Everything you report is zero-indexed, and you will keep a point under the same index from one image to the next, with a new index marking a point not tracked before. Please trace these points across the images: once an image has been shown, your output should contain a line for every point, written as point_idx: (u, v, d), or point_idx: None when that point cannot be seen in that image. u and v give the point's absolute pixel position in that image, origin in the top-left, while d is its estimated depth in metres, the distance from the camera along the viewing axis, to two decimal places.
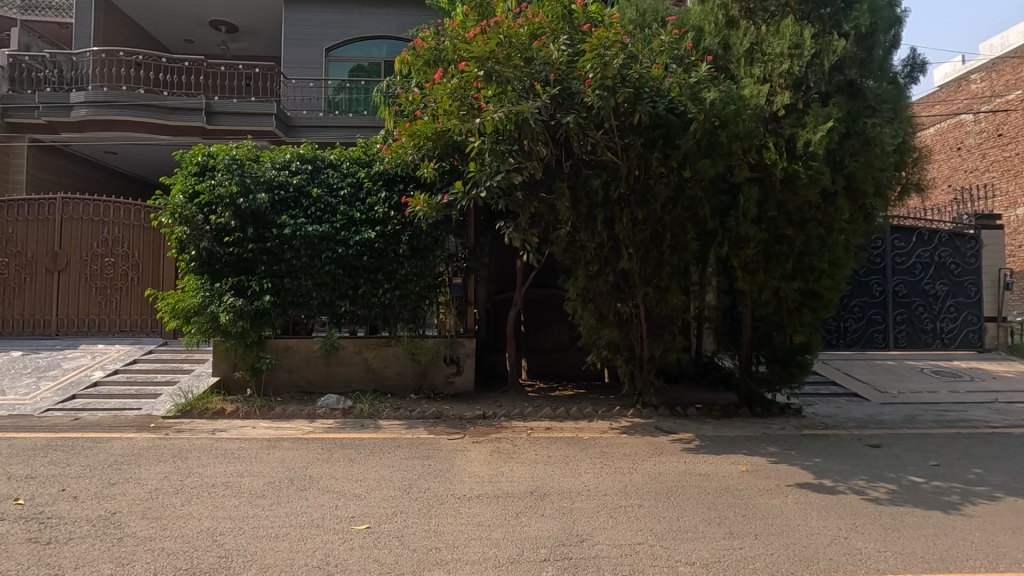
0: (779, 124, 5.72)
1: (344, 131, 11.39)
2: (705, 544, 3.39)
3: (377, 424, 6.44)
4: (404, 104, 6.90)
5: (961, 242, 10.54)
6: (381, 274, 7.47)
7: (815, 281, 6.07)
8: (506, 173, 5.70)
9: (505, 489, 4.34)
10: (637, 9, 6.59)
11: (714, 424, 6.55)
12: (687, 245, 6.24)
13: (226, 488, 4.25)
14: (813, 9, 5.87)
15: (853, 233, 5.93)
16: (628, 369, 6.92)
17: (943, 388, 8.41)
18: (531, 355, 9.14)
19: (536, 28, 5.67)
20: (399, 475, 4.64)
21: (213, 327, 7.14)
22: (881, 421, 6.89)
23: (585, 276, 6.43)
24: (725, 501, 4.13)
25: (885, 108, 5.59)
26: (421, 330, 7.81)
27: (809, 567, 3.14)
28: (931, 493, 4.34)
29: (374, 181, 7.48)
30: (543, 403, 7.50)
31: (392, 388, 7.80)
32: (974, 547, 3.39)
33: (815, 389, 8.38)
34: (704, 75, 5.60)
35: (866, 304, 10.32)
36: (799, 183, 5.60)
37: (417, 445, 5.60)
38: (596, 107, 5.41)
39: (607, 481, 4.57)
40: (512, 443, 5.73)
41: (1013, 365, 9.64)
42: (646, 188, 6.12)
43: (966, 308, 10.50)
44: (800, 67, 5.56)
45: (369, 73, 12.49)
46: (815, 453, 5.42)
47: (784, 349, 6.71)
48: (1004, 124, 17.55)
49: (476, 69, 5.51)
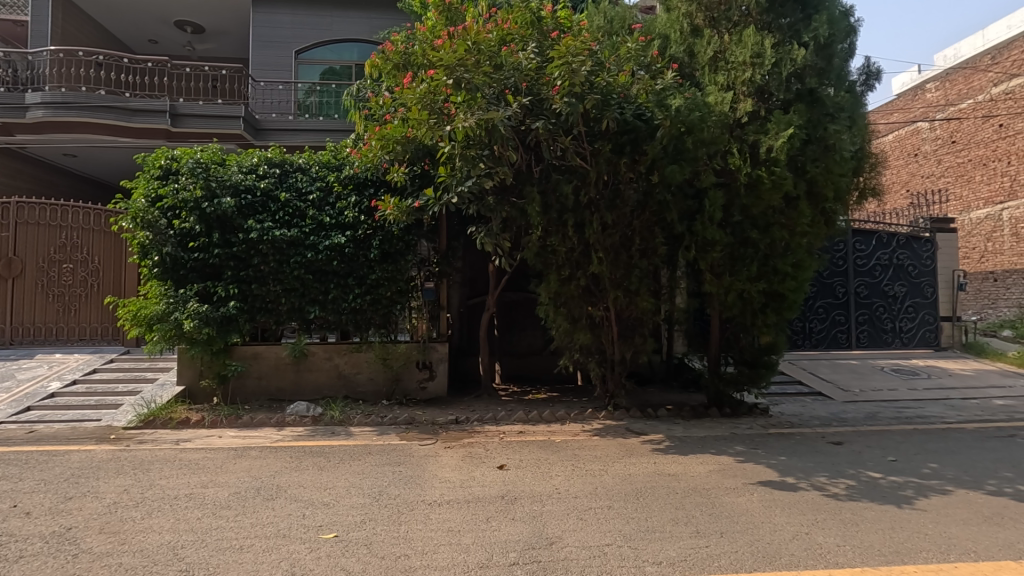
0: (743, 130, 5.85)
1: (314, 134, 11.26)
2: (672, 543, 3.45)
3: (347, 431, 6.37)
4: (374, 107, 6.86)
5: (917, 245, 10.97)
6: (352, 278, 7.38)
7: (779, 283, 6.23)
8: (476, 178, 5.70)
9: (477, 494, 4.34)
10: (605, 16, 6.65)
11: (684, 424, 6.66)
12: (656, 249, 6.36)
13: (190, 500, 4.13)
14: (774, 19, 6.05)
15: (814, 236, 6.11)
16: (600, 371, 7.00)
17: (902, 386, 8.72)
18: (505, 359, 9.14)
19: (505, 34, 5.72)
20: (369, 483, 4.59)
21: (177, 334, 6.98)
22: (843, 418, 7.11)
23: (557, 280, 6.47)
24: (693, 501, 4.20)
25: (843, 116, 5.80)
26: (393, 335, 7.78)
27: (771, 563, 3.21)
28: (888, 488, 4.48)
29: (344, 186, 7.40)
30: (516, 407, 7.53)
31: (363, 394, 7.73)
32: (928, 539, 3.52)
33: (782, 389, 8.59)
34: (670, 82, 5.67)
35: (829, 305, 10.62)
36: (763, 187, 5.76)
37: (388, 452, 5.55)
38: (564, 114, 5.43)
39: (578, 483, 4.61)
40: (484, 447, 5.73)
41: (967, 362, 10.06)
42: (615, 193, 6.21)
43: (923, 308, 10.91)
44: (762, 75, 5.71)
45: (341, 76, 12.37)
46: (780, 451, 5.55)
47: (750, 350, 6.88)
48: (957, 131, 18.33)
49: (444, 77, 5.49)
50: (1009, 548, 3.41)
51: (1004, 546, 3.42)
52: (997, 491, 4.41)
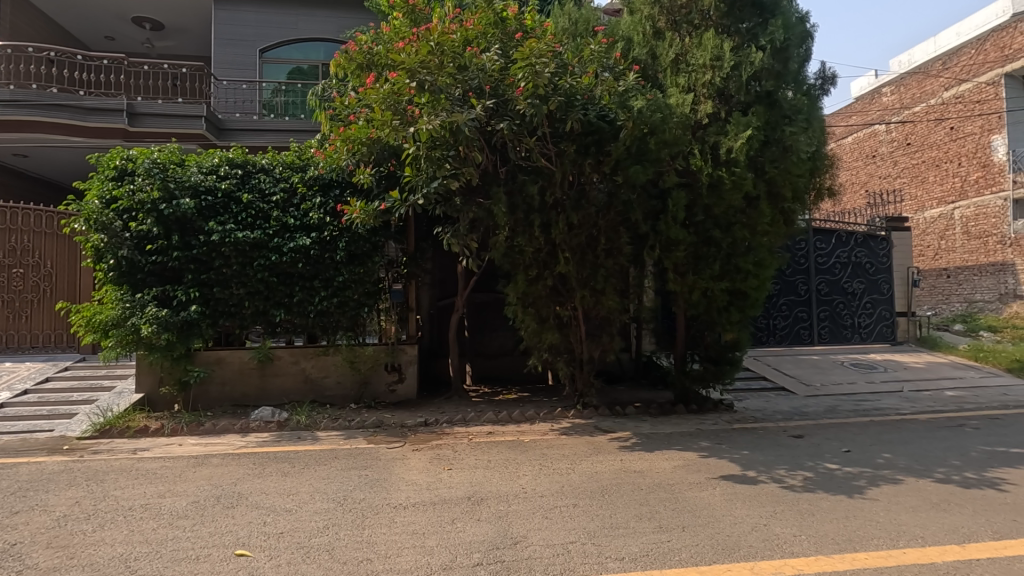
0: (704, 131, 5.98)
1: (278, 134, 11.07)
2: (635, 539, 3.49)
3: (314, 436, 6.28)
4: (339, 107, 6.78)
5: (874, 243, 11.36)
6: (317, 281, 7.25)
7: (741, 281, 6.38)
8: (442, 179, 5.67)
9: (443, 495, 4.32)
10: (570, 18, 6.72)
11: (651, 421, 6.75)
12: (621, 249, 6.41)
13: (145, 511, 4.01)
14: (733, 23, 6.19)
15: (774, 235, 6.27)
16: (569, 370, 7.06)
17: (861, 379, 9.02)
18: (475, 360, 9.15)
19: (469, 35, 5.70)
20: (334, 487, 4.53)
21: (135, 340, 6.78)
22: (805, 412, 7.31)
23: (525, 281, 6.49)
24: (657, 497, 4.26)
25: (800, 117, 5.96)
26: (361, 337, 7.67)
27: (730, 555, 3.27)
28: (843, 479, 4.63)
29: (309, 186, 7.29)
30: (486, 408, 7.53)
31: (332, 398, 7.64)
32: (879, 526, 3.65)
33: (747, 385, 8.80)
34: (632, 84, 5.76)
35: (792, 302, 10.90)
36: (723, 188, 5.90)
37: (355, 455, 5.48)
38: (528, 115, 5.45)
39: (545, 482, 4.63)
40: (453, 449, 5.70)
41: (922, 356, 10.47)
42: (580, 193, 6.24)
43: (880, 304, 11.32)
44: (721, 78, 5.86)
45: (307, 75, 12.19)
46: (744, 446, 5.68)
47: (715, 347, 7.02)
48: (912, 134, 19.08)
49: (407, 79, 5.47)
50: (954, 532, 3.55)
51: (950, 531, 3.56)
52: (945, 478, 4.61)
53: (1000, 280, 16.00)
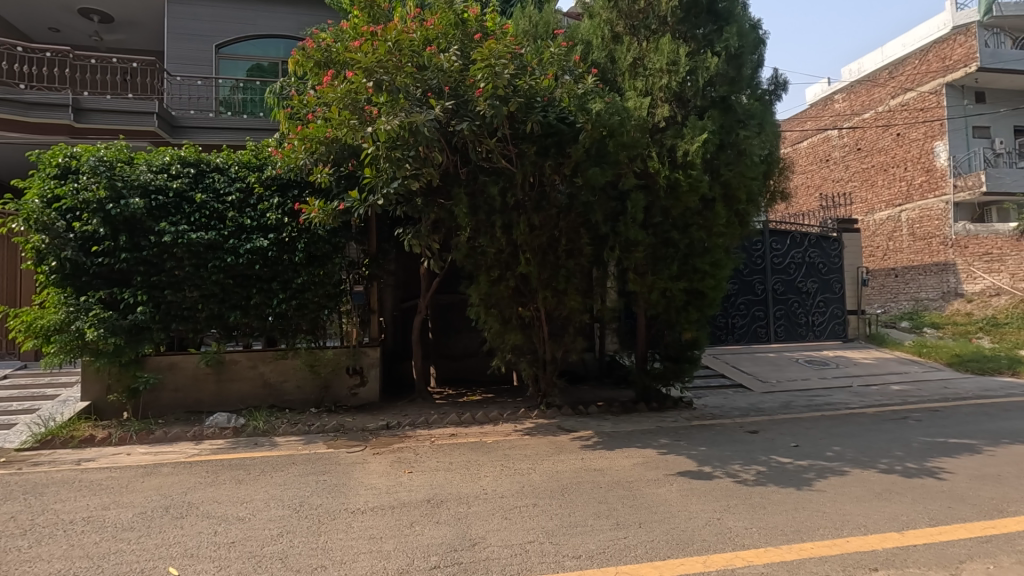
0: (662, 134, 6.11)
1: (234, 134, 10.76)
2: (593, 537, 3.53)
3: (272, 442, 6.13)
4: (297, 106, 6.66)
5: (826, 244, 11.80)
6: (276, 283, 7.08)
7: (699, 281, 6.53)
8: (402, 180, 5.60)
9: (402, 499, 4.27)
10: (530, 20, 6.78)
11: (614, 420, 6.84)
12: (582, 249, 6.47)
13: (87, 524, 3.84)
14: (689, 29, 6.33)
15: (730, 236, 6.44)
16: (532, 370, 7.10)
17: (814, 375, 9.36)
18: (440, 362, 9.14)
19: (429, 35, 5.67)
20: (290, 494, 4.42)
21: (80, 346, 6.48)
22: (761, 408, 7.52)
23: (487, 282, 6.50)
24: (616, 494, 4.32)
25: (753, 122, 6.15)
26: (321, 340, 7.52)
27: (684, 549, 3.34)
28: (794, 472, 4.79)
29: (266, 187, 7.12)
30: (450, 410, 7.49)
31: (291, 403, 7.47)
32: (825, 517, 3.79)
33: (706, 382, 9.01)
34: (591, 86, 5.84)
35: (749, 302, 11.22)
36: (680, 190, 6.03)
37: (314, 461, 5.37)
38: (488, 116, 5.44)
39: (506, 483, 4.64)
40: (414, 451, 5.65)
41: (870, 352, 10.93)
42: (541, 194, 6.27)
43: (833, 302, 11.77)
44: (677, 82, 5.99)
45: (268, 72, 11.90)
46: (701, 442, 5.82)
47: (675, 346, 7.17)
48: (862, 139, 19.93)
49: (365, 78, 5.41)
50: (895, 520, 3.72)
51: (891, 519, 3.73)
52: (888, 469, 4.82)
53: (943, 279, 16.67)
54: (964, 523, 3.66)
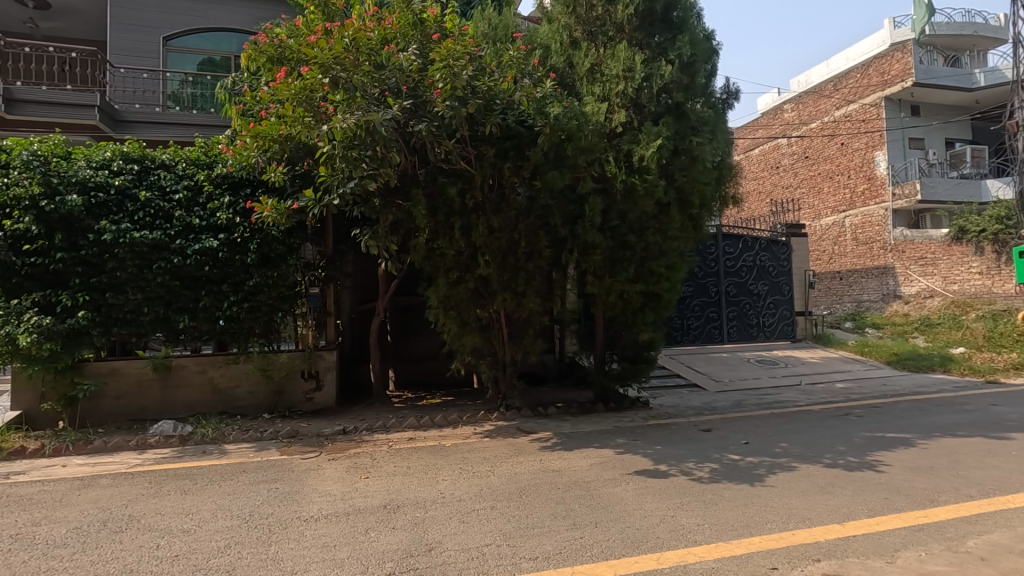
0: (618, 139, 6.23)
1: (182, 128, 10.39)
2: (549, 537, 3.55)
3: (221, 449, 5.90)
4: (250, 103, 6.46)
5: (776, 248, 12.26)
6: (226, 285, 6.83)
7: (654, 283, 6.67)
8: (359, 180, 5.50)
9: (357, 505, 4.19)
10: (490, 23, 6.79)
11: (572, 421, 6.91)
12: (541, 252, 6.50)
13: (15, 542, 3.60)
14: (644, 37, 6.47)
15: (684, 240, 6.61)
16: (492, 373, 7.10)
17: (764, 374, 9.71)
18: (399, 364, 9.06)
19: (387, 34, 5.60)
20: (239, 504, 4.27)
21: (10, 351, 6.08)
22: (714, 407, 7.74)
23: (446, 284, 6.49)
24: (573, 495, 4.35)
25: (706, 129, 6.33)
26: (275, 344, 7.30)
27: (638, 547, 3.40)
28: (745, 469, 4.95)
29: (217, 185, 6.87)
30: (408, 413, 7.39)
31: (242, 409, 7.23)
32: (773, 511, 3.93)
33: (662, 382, 9.22)
34: (550, 90, 5.89)
35: (704, 303, 11.55)
36: (636, 194, 6.15)
37: (266, 468, 5.21)
38: (447, 117, 5.41)
39: (464, 486, 4.61)
40: (371, 457, 5.55)
41: (817, 351, 11.41)
42: (500, 196, 6.27)
43: (782, 304, 12.22)
44: (633, 88, 6.11)
45: (220, 67, 11.52)
46: (657, 441, 5.94)
47: (632, 347, 7.30)
48: (810, 148, 20.86)
49: (321, 75, 5.30)
50: (837, 512, 3.89)
51: (833, 512, 3.89)
52: (831, 463, 5.04)
53: (882, 282, 17.61)
54: (899, 513, 3.85)
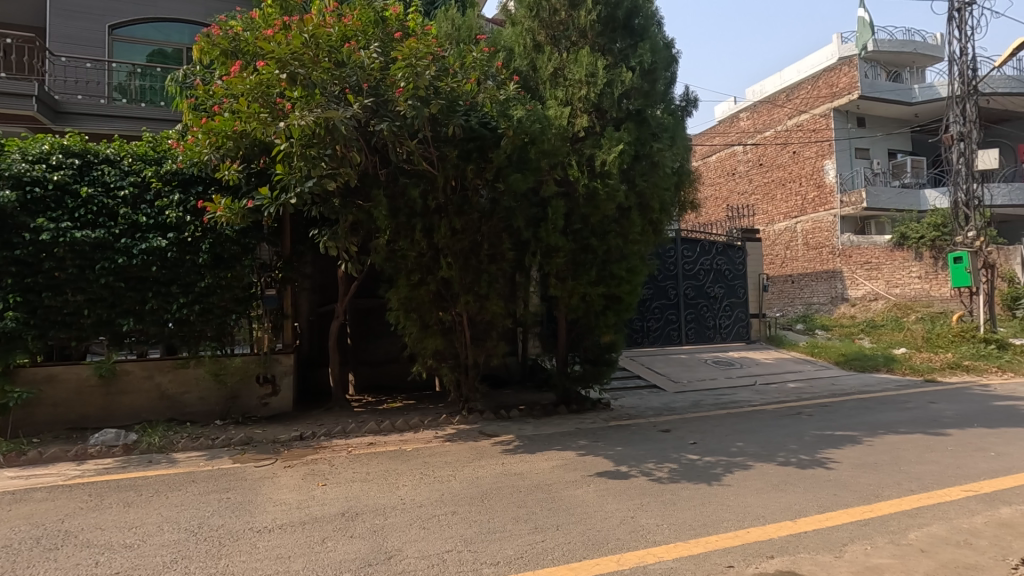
0: (581, 144, 6.28)
1: (128, 122, 9.91)
2: (511, 542, 3.53)
3: (170, 458, 5.64)
4: (202, 97, 6.21)
5: (732, 252, 12.62)
6: (175, 287, 6.54)
7: (616, 286, 6.76)
8: (318, 180, 5.35)
9: (314, 513, 4.07)
10: (453, 23, 6.74)
11: (535, 423, 6.91)
12: (504, 254, 6.48)
13: None
14: (607, 43, 6.55)
15: (645, 244, 6.72)
16: (454, 376, 7.04)
17: (720, 374, 9.99)
18: (359, 368, 8.90)
19: (347, 31, 5.49)
20: (187, 515, 4.08)
21: None
22: (673, 408, 7.90)
23: (407, 286, 6.42)
24: (535, 497, 4.35)
25: (665, 135, 6.46)
26: (228, 348, 7.04)
27: (599, 549, 3.41)
28: (703, 468, 5.05)
29: (166, 182, 6.58)
30: (368, 418, 7.25)
31: (193, 415, 6.93)
32: (729, 510, 4.02)
33: (623, 383, 9.35)
34: (513, 93, 5.90)
35: (663, 306, 11.80)
36: (599, 198, 6.21)
37: (217, 477, 5.00)
38: (409, 117, 5.33)
39: (425, 492, 4.54)
40: (329, 463, 5.41)
41: (770, 352, 11.80)
42: (463, 198, 6.22)
43: (737, 307, 12.59)
44: (595, 94, 6.18)
45: (170, 59, 10.89)
46: (617, 442, 6.00)
47: (594, 349, 7.37)
48: (764, 155, 21.63)
49: (278, 70, 5.12)
50: (789, 509, 4.01)
51: (786, 509, 4.01)
52: (784, 461, 5.20)
53: (831, 285, 18.36)
54: (847, 509, 4.01)
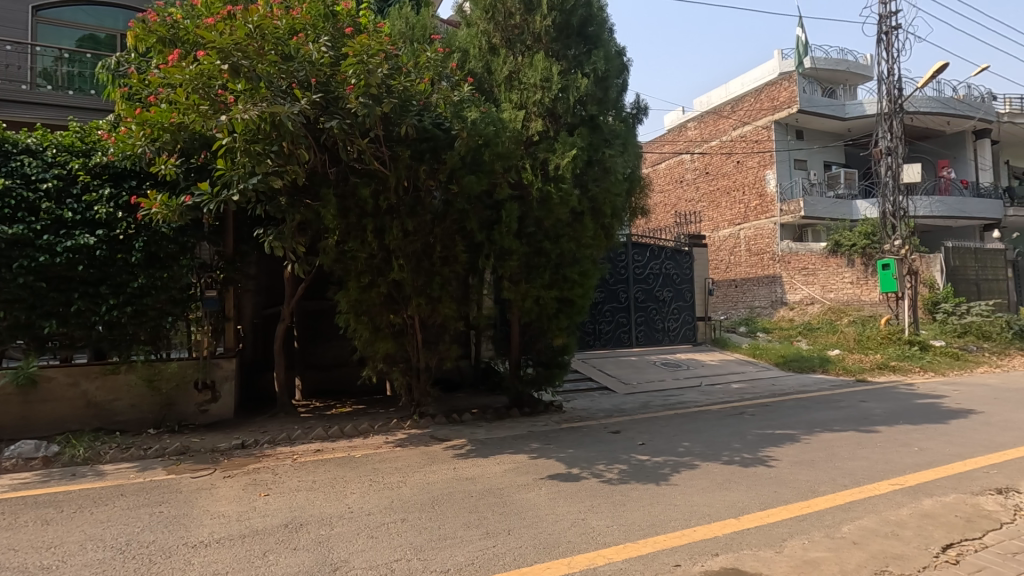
0: (535, 147, 6.30)
1: (54, 110, 9.24)
2: (462, 548, 3.48)
3: (96, 471, 5.27)
4: (136, 87, 5.87)
5: (680, 257, 13.00)
6: (105, 287, 6.13)
7: (568, 290, 6.82)
8: (263, 177, 5.12)
9: (254, 526, 3.88)
10: (407, 22, 6.64)
11: (487, 427, 6.88)
12: (457, 257, 6.41)
13: None
14: (561, 49, 6.60)
15: (597, 248, 6.80)
16: (405, 380, 6.92)
17: (669, 376, 10.27)
18: (305, 372, 8.63)
19: (296, 24, 5.33)
20: (114, 532, 3.81)
21: None
22: (623, 409, 8.04)
23: (357, 288, 6.25)
24: (487, 502, 4.31)
25: (617, 142, 6.56)
26: (163, 352, 6.65)
27: (550, 553, 3.42)
28: (652, 468, 5.16)
29: (95, 176, 6.18)
30: (316, 424, 7.02)
31: (123, 424, 6.51)
32: (676, 509, 4.12)
33: (575, 386, 9.46)
34: (467, 95, 5.87)
35: (614, 309, 12.01)
36: (552, 202, 6.25)
37: (148, 490, 4.70)
38: (360, 115, 5.19)
39: (373, 499, 4.41)
40: (273, 472, 5.19)
41: (715, 354, 12.23)
42: (416, 199, 6.11)
43: (685, 310, 12.97)
44: (549, 99, 6.23)
45: (103, 46, 10.33)
46: (569, 444, 6.05)
47: (547, 352, 7.41)
48: (710, 164, 22.50)
49: (219, 61, 4.90)
50: (733, 507, 4.14)
51: (730, 507, 4.14)
52: (728, 460, 5.38)
53: (771, 289, 19.26)
54: (786, 505, 4.17)
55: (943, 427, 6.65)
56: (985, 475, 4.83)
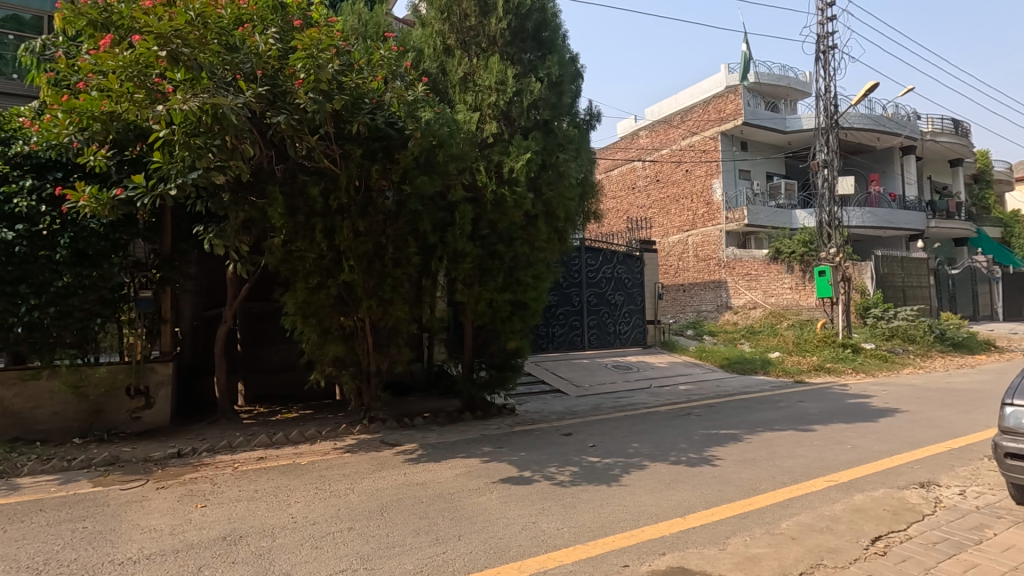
0: (489, 149, 6.27)
1: None
2: (411, 556, 3.41)
3: (11, 485, 4.86)
4: (64, 73, 5.50)
5: (631, 261, 13.28)
6: (25, 286, 5.69)
7: (522, 292, 6.81)
8: (204, 172, 4.88)
9: (190, 539, 3.68)
10: (359, 18, 6.51)
11: (439, 431, 6.79)
12: (409, 258, 6.29)
13: None
14: (516, 52, 6.60)
15: (550, 251, 6.83)
16: (355, 384, 6.74)
17: (619, 378, 10.45)
18: (249, 376, 8.28)
19: (241, 14, 5.14)
20: (31, 551, 3.52)
21: None
22: (575, 411, 8.11)
23: (305, 289, 6.04)
24: (437, 508, 4.25)
25: (570, 146, 6.60)
26: (90, 356, 6.21)
27: (500, 557, 3.39)
28: (603, 470, 5.21)
29: (16, 167, 5.80)
30: (259, 430, 6.73)
31: (45, 433, 6.07)
32: (626, 510, 4.17)
33: (528, 389, 9.48)
34: (421, 95, 5.80)
35: (567, 312, 12.13)
36: (506, 205, 6.28)
37: (71, 505, 4.38)
38: (309, 110, 5.01)
39: (319, 508, 4.27)
40: (212, 481, 4.94)
41: (664, 357, 12.55)
42: (367, 199, 5.98)
43: (635, 314, 13.26)
44: (504, 101, 6.22)
45: (27, 27, 9.23)
46: (521, 447, 6.04)
47: (500, 355, 7.38)
48: (660, 172, 23.15)
49: (157, 47, 4.62)
50: (679, 507, 4.24)
51: (677, 506, 4.23)
52: (676, 460, 5.50)
53: (717, 294, 20.02)
54: (730, 503, 4.30)
55: (873, 425, 7.04)
56: (910, 470, 5.14)
